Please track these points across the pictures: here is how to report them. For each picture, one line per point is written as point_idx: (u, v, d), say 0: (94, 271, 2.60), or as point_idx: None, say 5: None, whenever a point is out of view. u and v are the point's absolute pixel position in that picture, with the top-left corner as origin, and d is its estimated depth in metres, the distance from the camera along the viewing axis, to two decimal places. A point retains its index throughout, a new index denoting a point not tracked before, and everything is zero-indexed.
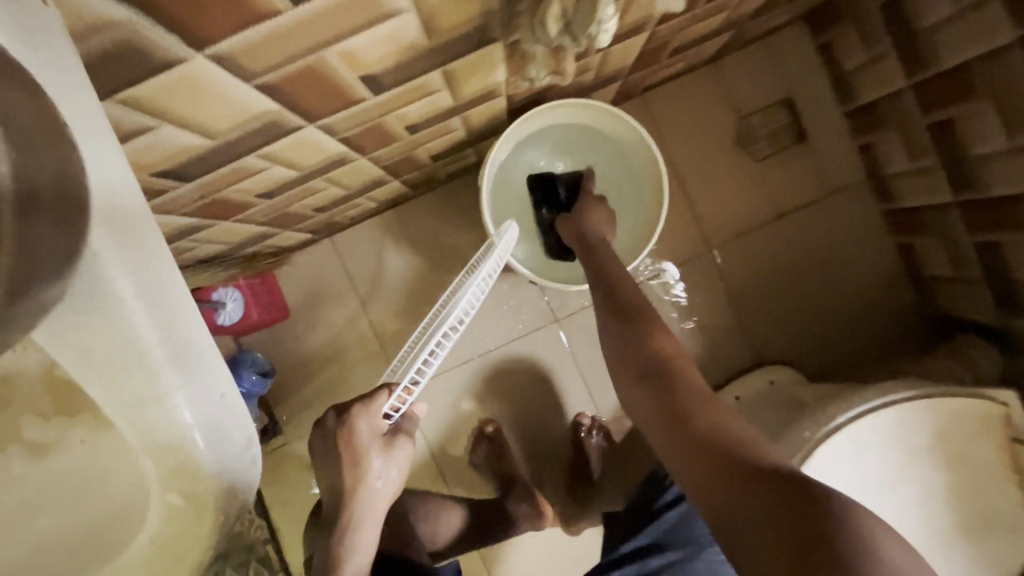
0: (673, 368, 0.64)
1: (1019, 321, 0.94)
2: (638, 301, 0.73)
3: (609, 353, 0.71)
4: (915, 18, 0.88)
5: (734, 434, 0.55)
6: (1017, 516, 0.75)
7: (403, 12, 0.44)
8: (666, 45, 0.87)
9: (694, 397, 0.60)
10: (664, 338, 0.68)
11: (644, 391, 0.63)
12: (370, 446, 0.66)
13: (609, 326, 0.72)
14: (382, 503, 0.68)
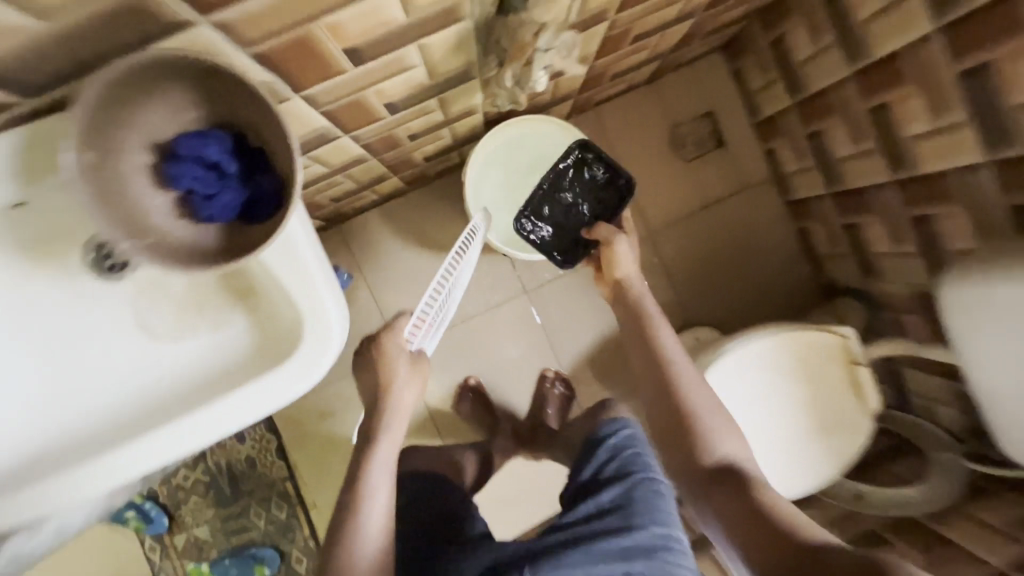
0: (736, 464, 0.83)
1: (875, 285, 1.23)
2: (703, 395, 0.90)
3: (675, 446, 0.87)
4: (793, 54, 1.16)
5: (807, 531, 0.70)
6: (855, 417, 1.04)
7: (416, 66, 0.68)
8: (606, 73, 1.13)
9: (762, 490, 0.79)
10: (728, 441, 0.86)
11: (721, 488, 0.80)
12: (398, 359, 0.86)
13: (675, 418, 0.88)
14: (397, 425, 0.86)
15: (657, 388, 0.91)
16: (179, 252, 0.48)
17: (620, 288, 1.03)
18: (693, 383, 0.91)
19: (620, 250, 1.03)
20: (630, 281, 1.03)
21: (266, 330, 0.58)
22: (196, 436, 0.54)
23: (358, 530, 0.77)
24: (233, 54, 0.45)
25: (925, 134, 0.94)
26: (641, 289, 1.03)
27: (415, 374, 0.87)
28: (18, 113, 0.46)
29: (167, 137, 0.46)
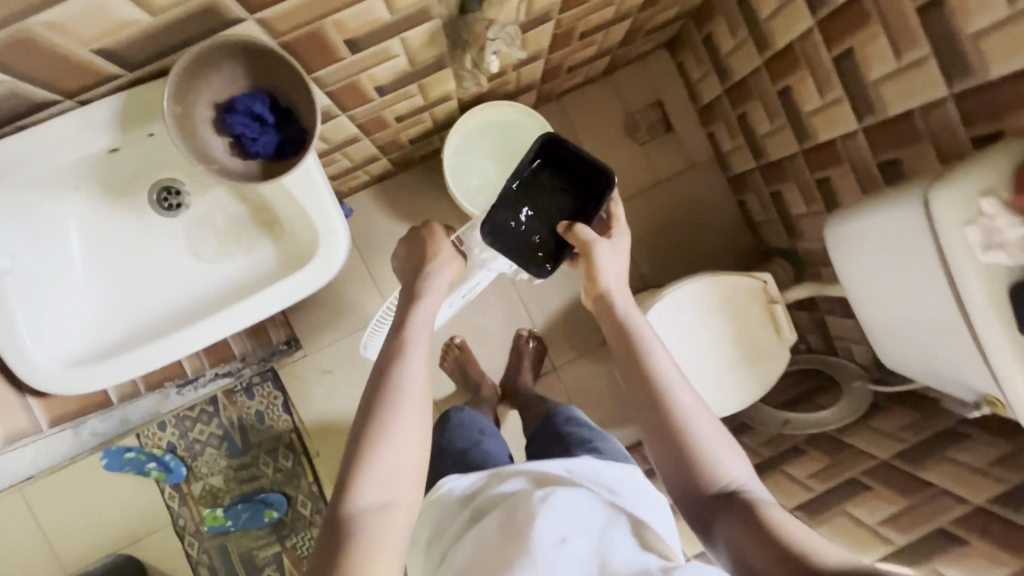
0: (746, 490, 0.72)
1: (798, 243, 1.44)
2: (701, 419, 0.76)
3: (676, 471, 0.74)
4: (720, 48, 1.37)
5: (815, 549, 0.63)
6: (774, 347, 1.25)
7: (399, 56, 0.87)
8: (562, 65, 1.34)
9: (769, 508, 0.69)
10: (735, 465, 0.74)
11: (726, 509, 0.70)
12: (435, 245, 0.86)
13: (670, 445, 0.75)
14: (425, 328, 0.78)
15: (652, 418, 0.76)
16: (234, 177, 0.65)
17: (603, 300, 0.86)
18: (692, 405, 0.76)
19: (601, 253, 0.87)
20: (617, 291, 0.86)
21: (287, 250, 0.78)
22: (239, 321, 0.73)
23: (394, 438, 0.68)
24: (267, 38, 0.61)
25: (817, 110, 1.14)
26: (627, 303, 0.86)
27: (454, 263, 0.86)
28: (113, 85, 0.62)
29: (222, 95, 0.63)
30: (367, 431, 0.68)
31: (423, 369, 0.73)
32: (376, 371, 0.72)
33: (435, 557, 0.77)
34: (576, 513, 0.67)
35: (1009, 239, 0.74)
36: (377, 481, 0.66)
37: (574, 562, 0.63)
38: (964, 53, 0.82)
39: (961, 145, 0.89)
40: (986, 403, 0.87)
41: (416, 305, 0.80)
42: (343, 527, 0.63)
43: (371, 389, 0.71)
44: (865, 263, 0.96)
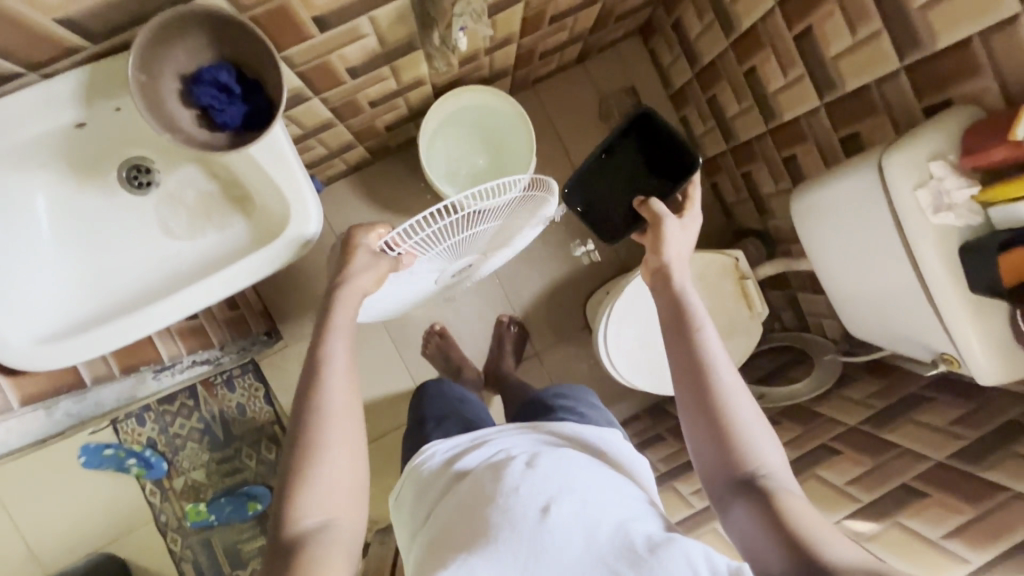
0: (777, 479, 0.65)
1: (770, 222, 1.48)
2: (745, 401, 0.70)
3: (705, 450, 0.69)
4: (689, 32, 1.40)
5: (836, 551, 0.56)
6: (746, 321, 1.29)
7: (369, 35, 0.88)
8: (535, 50, 1.35)
9: (796, 503, 0.62)
10: (771, 454, 0.67)
11: (748, 497, 0.64)
12: (357, 255, 0.78)
13: (704, 422, 0.69)
14: (345, 343, 0.73)
15: (689, 391, 0.71)
16: (203, 147, 0.66)
17: (660, 272, 0.81)
18: (736, 385, 0.70)
19: (670, 231, 0.82)
20: (676, 265, 0.80)
21: (260, 225, 0.78)
22: (209, 296, 0.73)
23: (320, 465, 0.65)
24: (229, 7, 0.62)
25: (781, 88, 1.18)
26: (684, 277, 0.80)
27: (378, 269, 0.78)
28: (76, 59, 0.62)
29: (188, 66, 0.64)
30: (297, 456, 0.65)
31: (346, 387, 0.70)
32: (300, 394, 0.69)
33: (419, 514, 0.77)
34: (559, 477, 0.65)
35: (957, 200, 0.78)
36: (316, 502, 0.63)
37: (560, 527, 0.61)
38: (913, 25, 0.86)
39: (915, 116, 0.93)
40: (942, 360, 0.91)
41: (332, 319, 0.74)
42: (281, 558, 0.60)
43: (296, 407, 0.68)
44: (827, 234, 1.00)
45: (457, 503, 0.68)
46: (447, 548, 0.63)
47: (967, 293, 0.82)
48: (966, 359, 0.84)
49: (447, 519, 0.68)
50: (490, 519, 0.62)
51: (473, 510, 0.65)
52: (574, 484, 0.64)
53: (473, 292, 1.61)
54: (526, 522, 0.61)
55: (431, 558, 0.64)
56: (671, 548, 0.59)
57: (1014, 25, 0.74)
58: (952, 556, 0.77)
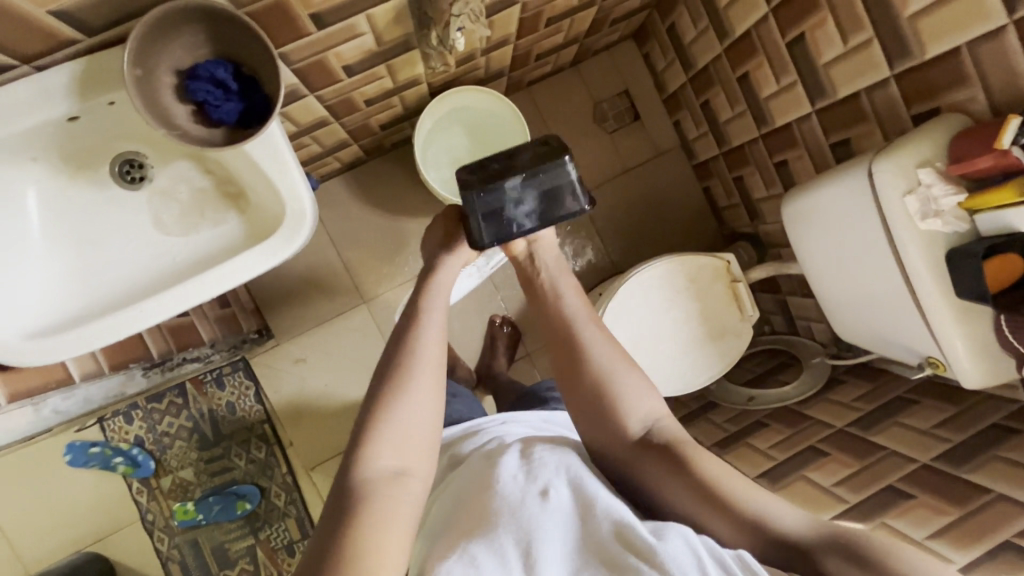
0: (666, 431, 0.67)
1: (761, 227, 1.49)
2: (613, 360, 0.70)
3: (593, 425, 0.69)
4: (683, 37, 1.41)
5: (784, 518, 0.60)
6: (737, 323, 1.30)
7: (366, 34, 0.88)
8: (531, 52, 1.36)
9: (697, 453, 0.65)
10: (651, 405, 0.69)
11: (649, 459, 0.65)
12: (454, 224, 0.84)
13: (583, 397, 0.69)
14: (444, 302, 0.75)
15: (567, 370, 0.70)
16: (198, 142, 0.65)
17: (531, 257, 0.81)
18: (602, 347, 0.71)
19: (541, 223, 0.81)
20: (539, 247, 0.81)
21: (254, 224, 0.78)
22: (205, 292, 0.73)
23: (403, 409, 0.64)
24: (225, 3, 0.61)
25: (774, 94, 1.19)
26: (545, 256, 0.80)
27: (473, 244, 0.83)
28: (69, 52, 0.62)
29: (184, 63, 0.63)
30: (380, 397, 0.64)
31: (440, 338, 0.70)
32: (391, 344, 0.69)
33: (420, 499, 0.79)
34: (562, 460, 0.66)
35: (945, 207, 0.80)
36: (392, 446, 0.62)
37: (558, 508, 0.61)
38: (903, 34, 0.87)
39: (904, 123, 0.94)
40: (928, 363, 0.93)
41: (433, 277, 0.78)
42: (345, 503, 0.58)
43: (387, 354, 0.69)
44: (817, 240, 1.01)
45: (460, 489, 0.70)
46: (452, 535, 0.62)
47: (953, 298, 0.83)
48: (952, 363, 0.86)
49: (449, 504, 0.69)
50: (491, 505, 0.62)
51: (473, 494, 0.66)
52: (578, 467, 0.65)
53: (466, 293, 1.62)
54: (528, 506, 0.60)
55: (436, 545, 0.63)
56: (671, 530, 0.56)
57: (1000, 37, 0.76)
58: (937, 556, 0.78)
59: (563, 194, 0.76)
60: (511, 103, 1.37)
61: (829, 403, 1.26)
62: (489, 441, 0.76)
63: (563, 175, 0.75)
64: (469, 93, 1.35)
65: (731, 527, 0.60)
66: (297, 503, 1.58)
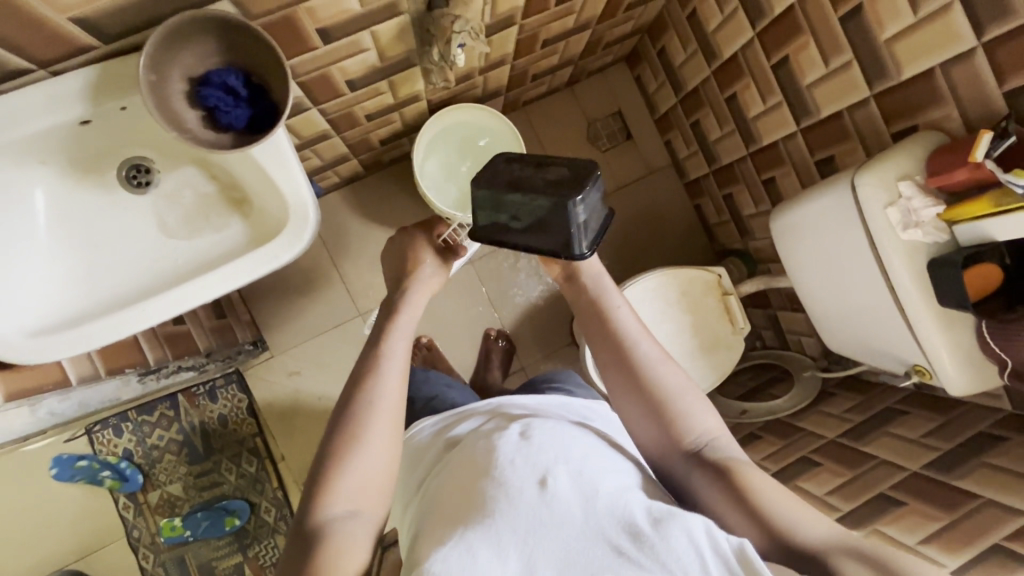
0: (718, 448, 0.68)
1: (751, 243, 1.53)
2: (672, 373, 0.71)
3: (650, 437, 0.71)
4: (673, 59, 1.47)
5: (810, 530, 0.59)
6: (729, 335, 1.33)
7: (369, 49, 0.91)
8: (527, 72, 1.40)
9: (749, 471, 0.65)
10: (708, 421, 0.70)
11: (696, 469, 0.67)
12: (422, 252, 0.84)
13: (638, 405, 0.71)
14: (406, 341, 0.76)
15: (623, 386, 0.72)
16: (206, 145, 0.67)
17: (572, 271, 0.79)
18: (656, 361, 0.72)
19: None
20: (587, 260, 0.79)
21: (257, 228, 0.80)
22: (210, 292, 0.74)
23: (364, 452, 0.66)
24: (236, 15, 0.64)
25: (761, 114, 1.24)
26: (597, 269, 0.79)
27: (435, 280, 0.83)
28: (85, 58, 0.64)
29: (195, 70, 0.66)
30: (335, 447, 0.66)
31: (398, 382, 0.71)
32: (353, 381, 0.71)
33: (411, 485, 0.80)
34: (560, 448, 0.66)
35: (924, 217, 0.83)
36: (348, 492, 0.64)
37: (559, 496, 0.60)
38: (881, 56, 0.92)
39: (884, 141, 0.99)
40: (914, 372, 0.95)
41: (395, 319, 0.77)
42: (307, 540, 0.61)
43: (346, 392, 0.70)
44: (805, 251, 1.04)
45: (451, 473, 0.70)
46: (444, 523, 0.63)
47: (936, 307, 0.86)
48: (937, 370, 0.88)
49: (439, 490, 0.69)
50: (486, 493, 0.62)
51: (467, 481, 0.66)
52: (576, 457, 0.65)
53: (461, 306, 1.64)
54: (522, 494, 0.61)
55: (429, 530, 0.64)
56: (676, 524, 0.57)
57: (971, 58, 0.80)
58: (928, 560, 0.79)
59: (566, 235, 0.70)
60: (506, 120, 1.41)
61: (820, 415, 1.27)
62: (478, 428, 0.76)
63: (567, 217, 0.68)
64: (467, 110, 1.38)
65: (765, 541, 0.60)
66: (287, 518, 1.56)
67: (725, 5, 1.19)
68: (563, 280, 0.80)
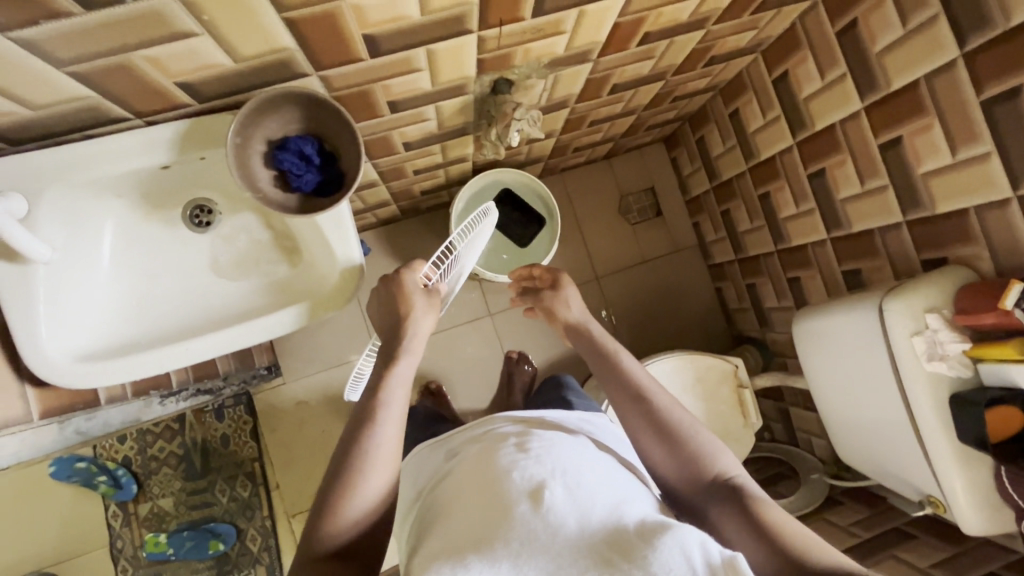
0: (736, 480, 0.68)
1: (769, 334, 1.54)
2: (681, 412, 0.73)
3: (669, 470, 0.72)
4: (711, 149, 1.52)
5: (821, 558, 0.59)
6: (740, 428, 1.32)
7: (430, 119, 0.97)
8: (570, 145, 1.47)
9: (763, 503, 0.66)
10: (724, 454, 0.71)
11: (715, 501, 0.68)
12: (414, 296, 0.81)
13: (652, 441, 0.72)
14: (403, 390, 0.74)
15: (637, 424, 0.73)
16: (274, 207, 0.71)
17: (575, 327, 0.86)
18: (666, 399, 0.74)
19: (570, 294, 0.90)
20: (588, 320, 0.86)
21: (301, 282, 0.83)
22: (247, 338, 0.78)
23: (352, 491, 0.66)
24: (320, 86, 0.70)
25: (792, 216, 1.28)
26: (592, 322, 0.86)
27: (430, 313, 0.82)
28: (178, 113, 0.69)
29: (275, 135, 0.71)
30: (339, 476, 0.67)
31: (398, 430, 0.70)
32: (352, 422, 0.70)
33: (410, 502, 0.81)
34: (557, 461, 0.67)
35: (950, 352, 0.84)
36: (353, 521, 0.66)
37: (554, 510, 0.61)
38: (917, 188, 0.95)
39: (913, 265, 1.01)
40: (928, 502, 0.95)
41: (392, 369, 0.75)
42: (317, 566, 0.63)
43: (349, 426, 0.71)
44: (826, 359, 1.05)
45: (455, 482, 0.70)
46: (447, 537, 0.62)
47: (954, 441, 0.86)
48: (953, 507, 0.87)
49: (445, 498, 0.69)
50: (495, 507, 0.62)
51: (471, 494, 0.66)
52: (574, 469, 0.66)
53: (477, 356, 1.66)
54: (518, 509, 0.61)
55: (430, 540, 0.64)
56: (667, 535, 0.56)
57: (1004, 207, 0.83)
58: None
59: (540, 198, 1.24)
60: (542, 186, 1.48)
61: (825, 523, 1.25)
62: (491, 430, 0.77)
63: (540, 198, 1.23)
64: (505, 174, 1.45)
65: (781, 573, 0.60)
66: (271, 550, 1.54)
67: (767, 110, 1.24)
68: (567, 334, 0.87)
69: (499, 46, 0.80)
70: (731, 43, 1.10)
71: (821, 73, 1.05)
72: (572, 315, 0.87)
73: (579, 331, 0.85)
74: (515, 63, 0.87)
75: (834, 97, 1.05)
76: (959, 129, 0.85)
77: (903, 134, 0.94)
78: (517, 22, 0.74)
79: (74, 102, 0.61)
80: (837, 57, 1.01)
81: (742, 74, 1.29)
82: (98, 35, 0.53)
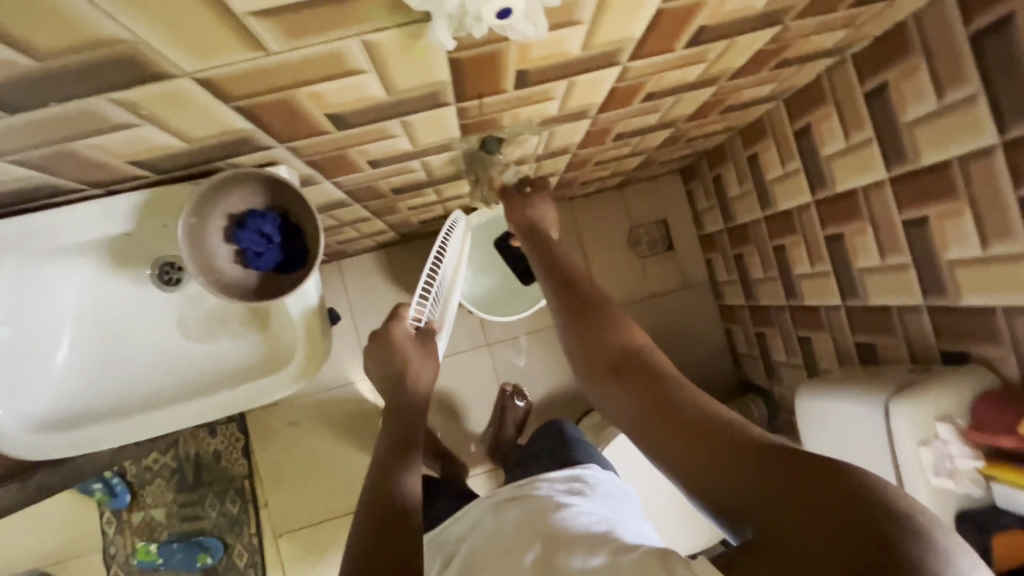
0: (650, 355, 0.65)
1: (777, 387, 1.46)
2: (601, 297, 0.74)
3: (585, 353, 0.69)
4: (727, 189, 1.43)
5: (727, 422, 0.53)
6: None
7: (416, 171, 0.93)
8: (576, 180, 1.40)
9: (672, 376, 0.61)
10: (640, 332, 0.68)
11: (625, 379, 0.63)
12: (408, 349, 0.86)
13: (573, 325, 0.72)
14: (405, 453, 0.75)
15: (563, 313, 0.74)
16: (231, 289, 0.71)
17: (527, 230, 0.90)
18: (593, 291, 0.76)
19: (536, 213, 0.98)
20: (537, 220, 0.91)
21: (267, 349, 0.80)
22: (207, 413, 0.78)
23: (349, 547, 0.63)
24: (289, 158, 0.68)
25: (807, 274, 1.19)
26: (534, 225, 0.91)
27: (428, 367, 0.86)
28: (137, 182, 0.66)
29: (236, 211, 0.69)
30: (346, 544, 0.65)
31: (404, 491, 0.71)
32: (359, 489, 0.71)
33: None
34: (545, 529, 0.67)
35: (961, 468, 0.77)
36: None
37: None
38: (941, 274, 0.86)
39: (932, 353, 0.93)
40: None
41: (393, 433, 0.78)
42: None
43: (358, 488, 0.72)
44: (826, 442, 0.97)
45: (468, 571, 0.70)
46: None
47: None
48: None
49: None
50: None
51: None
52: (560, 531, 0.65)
53: (472, 385, 1.63)
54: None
55: None
56: None
57: None
58: None
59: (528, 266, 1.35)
60: None
61: None
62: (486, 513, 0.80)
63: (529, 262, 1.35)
64: None
65: (687, 450, 0.53)
66: (258, 566, 1.56)
67: (786, 161, 1.15)
68: (517, 232, 0.91)
69: (483, 113, 0.74)
70: (749, 93, 1.02)
71: (846, 133, 0.96)
72: (528, 214, 0.91)
73: (525, 228, 0.91)
74: (503, 124, 0.81)
75: (859, 162, 0.95)
76: (992, 221, 0.76)
77: (931, 215, 0.85)
78: (499, 94, 0.68)
79: (20, 181, 0.59)
80: (864, 120, 0.92)
81: (762, 119, 1.19)
82: (28, 130, 0.49)
